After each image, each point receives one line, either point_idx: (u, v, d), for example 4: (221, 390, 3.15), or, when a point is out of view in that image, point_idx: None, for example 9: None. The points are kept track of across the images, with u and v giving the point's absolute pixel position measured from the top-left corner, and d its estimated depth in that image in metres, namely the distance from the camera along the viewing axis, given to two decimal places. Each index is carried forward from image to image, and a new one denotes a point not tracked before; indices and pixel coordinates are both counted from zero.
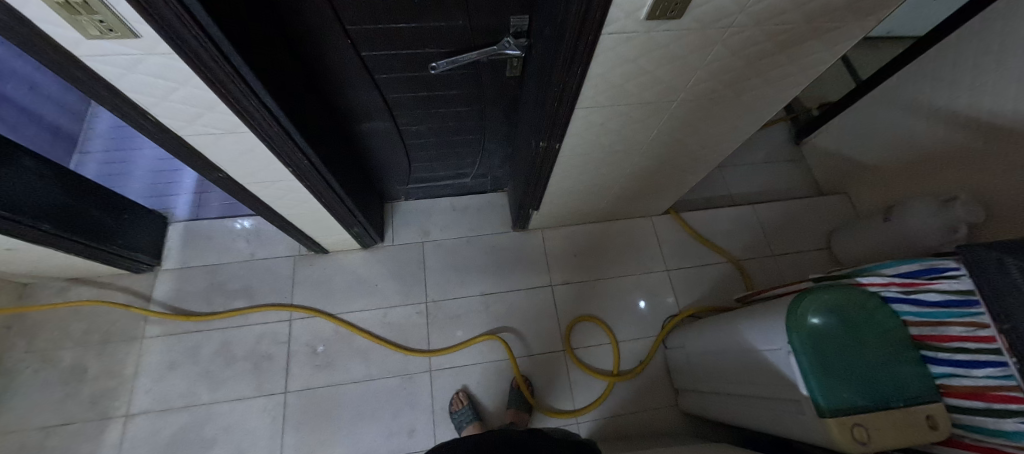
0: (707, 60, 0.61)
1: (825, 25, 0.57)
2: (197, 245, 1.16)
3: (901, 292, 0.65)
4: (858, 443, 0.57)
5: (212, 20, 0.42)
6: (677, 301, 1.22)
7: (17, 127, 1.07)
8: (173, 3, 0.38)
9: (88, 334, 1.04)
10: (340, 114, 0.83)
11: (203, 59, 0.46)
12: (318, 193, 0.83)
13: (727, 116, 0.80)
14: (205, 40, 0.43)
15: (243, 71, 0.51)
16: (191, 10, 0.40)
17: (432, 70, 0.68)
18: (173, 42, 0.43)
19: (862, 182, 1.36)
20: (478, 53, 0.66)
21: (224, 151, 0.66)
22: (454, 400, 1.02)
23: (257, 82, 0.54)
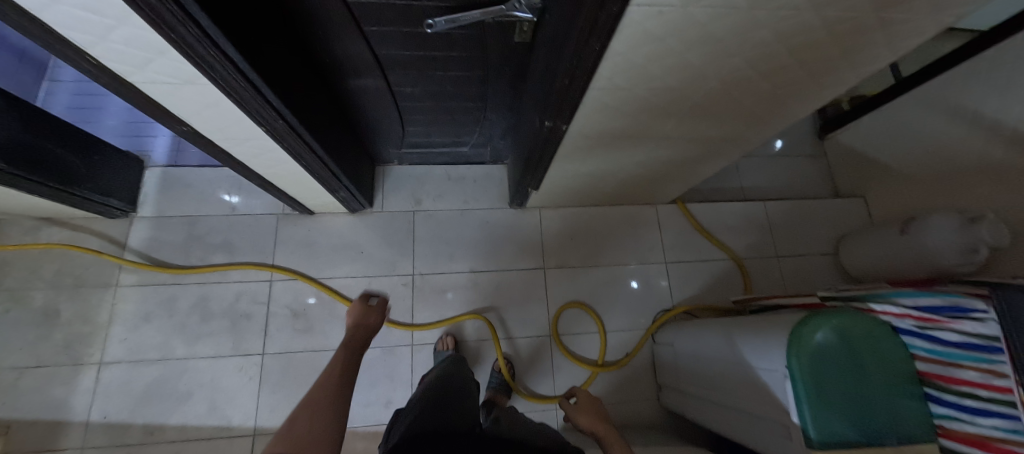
0: (748, 46, 0.52)
1: (895, 17, 0.48)
2: (174, 194, 1.09)
3: (915, 326, 0.62)
4: None
5: None
6: (672, 295, 1.18)
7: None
8: None
9: (60, 277, 1.00)
10: (324, 67, 0.73)
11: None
12: (297, 155, 0.76)
13: (756, 111, 0.71)
14: None
15: (197, 15, 0.42)
16: None
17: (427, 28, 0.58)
18: None
19: (884, 188, 1.28)
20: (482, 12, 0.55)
21: (185, 103, 0.57)
22: (443, 344, 1.03)
23: (216, 29, 0.45)
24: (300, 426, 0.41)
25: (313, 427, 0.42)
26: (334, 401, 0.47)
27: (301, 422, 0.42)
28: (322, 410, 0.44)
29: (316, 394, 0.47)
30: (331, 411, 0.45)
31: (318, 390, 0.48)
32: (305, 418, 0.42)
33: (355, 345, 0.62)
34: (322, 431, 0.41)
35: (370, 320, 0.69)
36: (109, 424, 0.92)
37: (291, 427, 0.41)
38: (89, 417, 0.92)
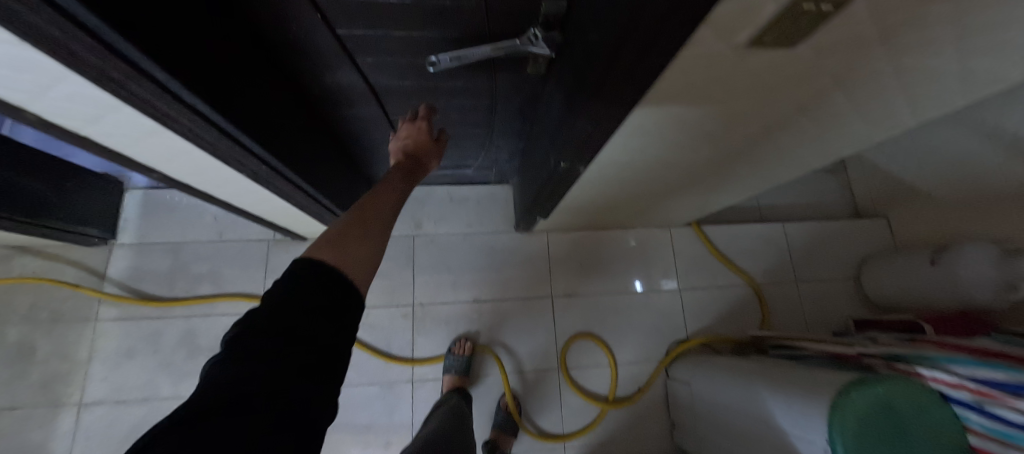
0: (803, 93, 0.45)
1: (977, 66, 0.41)
2: (157, 219, 1.02)
3: (972, 399, 0.55)
4: None
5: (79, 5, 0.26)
6: (686, 325, 1.12)
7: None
8: None
9: (34, 311, 0.93)
10: (315, 98, 0.66)
11: (75, 53, 0.30)
12: (286, 195, 0.68)
13: (793, 150, 0.64)
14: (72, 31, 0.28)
15: (156, 73, 0.35)
16: None
17: (431, 65, 0.51)
18: (22, 36, 0.27)
19: (910, 211, 1.22)
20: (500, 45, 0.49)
21: (152, 152, 0.50)
22: (459, 345, 1.00)
23: (182, 86, 0.37)
24: (343, 250, 0.38)
25: (351, 254, 0.38)
26: (381, 232, 0.42)
27: (345, 243, 0.38)
28: (365, 238, 0.40)
29: (366, 218, 0.42)
30: (375, 243, 0.41)
31: (369, 212, 0.43)
32: (350, 237, 0.39)
33: (412, 173, 0.56)
34: (357, 261, 0.38)
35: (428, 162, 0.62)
36: None
37: (334, 246, 0.37)
38: None
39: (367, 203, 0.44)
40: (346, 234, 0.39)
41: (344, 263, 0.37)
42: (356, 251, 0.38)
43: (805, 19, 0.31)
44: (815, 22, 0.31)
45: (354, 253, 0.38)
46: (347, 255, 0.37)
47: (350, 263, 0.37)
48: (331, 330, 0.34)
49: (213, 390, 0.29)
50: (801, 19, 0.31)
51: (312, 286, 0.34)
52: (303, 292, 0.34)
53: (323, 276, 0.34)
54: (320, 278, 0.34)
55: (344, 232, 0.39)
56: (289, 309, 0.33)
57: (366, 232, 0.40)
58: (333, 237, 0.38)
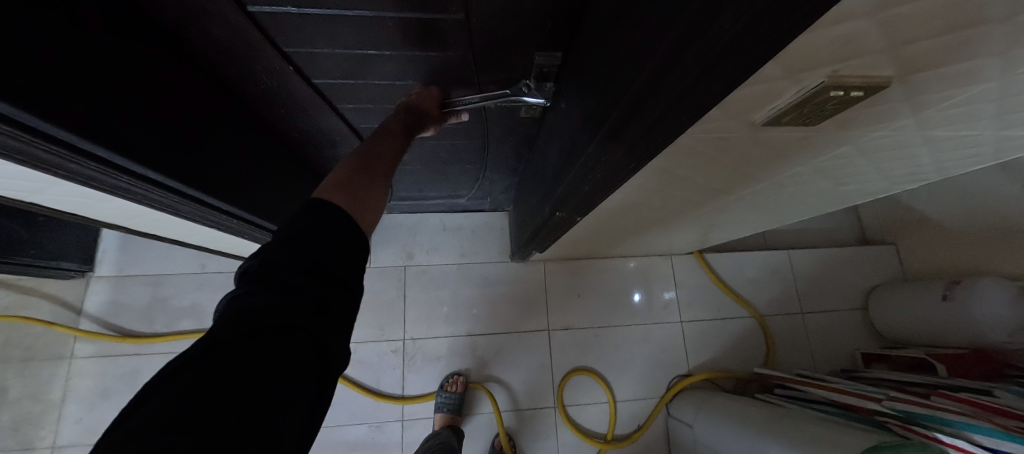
0: (819, 158, 0.41)
1: (1016, 133, 0.38)
2: (136, 250, 0.97)
3: None
4: None
5: None
6: (688, 359, 1.08)
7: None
8: None
9: (6, 349, 0.89)
10: (295, 141, 0.62)
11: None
12: (263, 241, 0.64)
13: (803, 198, 0.60)
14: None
15: (96, 150, 0.31)
16: None
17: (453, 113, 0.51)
18: None
19: (919, 239, 1.18)
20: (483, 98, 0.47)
21: (111, 212, 0.46)
22: (452, 382, 0.96)
23: (130, 158, 0.34)
24: (354, 191, 0.36)
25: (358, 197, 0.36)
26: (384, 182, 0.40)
27: (351, 186, 0.36)
28: (370, 184, 0.38)
29: (368, 170, 0.39)
30: (378, 190, 0.38)
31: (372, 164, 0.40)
32: (358, 180, 0.37)
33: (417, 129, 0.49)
34: (364, 204, 0.36)
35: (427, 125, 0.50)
36: None
37: (347, 184, 0.36)
38: None
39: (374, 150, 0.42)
40: (350, 179, 0.37)
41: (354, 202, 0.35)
42: (365, 193, 0.36)
43: (831, 103, 0.27)
44: (846, 104, 0.27)
45: (365, 197, 0.36)
46: (357, 193, 0.36)
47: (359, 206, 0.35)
48: (350, 267, 0.31)
49: (225, 329, 0.26)
50: (825, 105, 0.27)
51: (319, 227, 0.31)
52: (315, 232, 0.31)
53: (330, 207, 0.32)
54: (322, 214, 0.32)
55: (350, 176, 0.37)
56: (301, 249, 0.29)
57: (373, 178, 0.39)
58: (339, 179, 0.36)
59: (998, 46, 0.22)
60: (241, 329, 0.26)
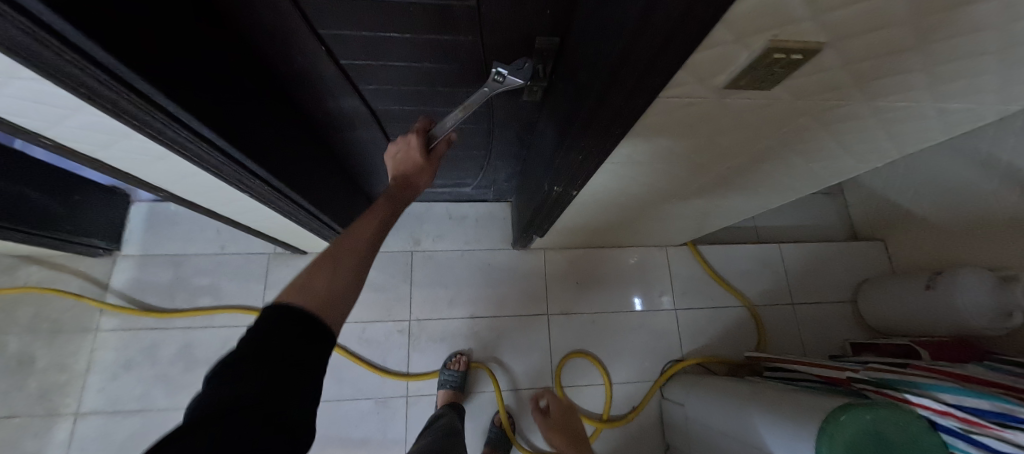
0: (785, 129, 0.46)
1: (954, 106, 0.43)
2: (161, 232, 1.04)
3: (960, 426, 0.55)
4: None
5: (105, 52, 0.29)
6: (682, 345, 1.12)
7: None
8: (22, 24, 0.24)
9: (36, 320, 0.95)
10: (318, 124, 0.69)
11: (91, 88, 0.32)
12: (287, 213, 0.70)
13: (780, 178, 0.66)
14: (97, 73, 0.30)
15: (166, 104, 0.37)
16: (64, 35, 0.26)
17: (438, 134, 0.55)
18: (46, 72, 0.29)
19: (905, 234, 1.23)
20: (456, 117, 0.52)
21: (159, 174, 0.52)
22: (453, 360, 1.01)
23: (193, 117, 0.39)
24: (312, 290, 0.40)
25: (321, 295, 0.40)
26: (350, 273, 0.43)
27: (313, 288, 0.40)
28: (335, 277, 0.42)
29: (335, 262, 0.43)
30: (344, 281, 0.42)
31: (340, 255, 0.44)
32: (320, 274, 0.41)
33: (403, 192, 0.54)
34: (325, 300, 0.40)
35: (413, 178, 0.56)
36: None
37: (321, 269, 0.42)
38: None
39: (346, 239, 0.46)
40: (313, 277, 0.41)
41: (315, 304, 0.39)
42: (326, 288, 0.40)
43: (776, 66, 0.32)
44: (790, 67, 0.33)
45: (327, 295, 0.40)
46: (318, 294, 0.40)
47: (320, 306, 0.39)
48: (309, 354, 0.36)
49: (200, 413, 0.31)
50: (772, 69, 0.33)
51: (282, 331, 0.36)
52: (286, 331, 0.36)
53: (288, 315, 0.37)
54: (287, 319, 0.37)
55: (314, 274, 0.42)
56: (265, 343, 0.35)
57: (338, 268, 0.43)
58: (304, 278, 0.41)
59: (901, 13, 0.28)
60: (214, 414, 0.31)
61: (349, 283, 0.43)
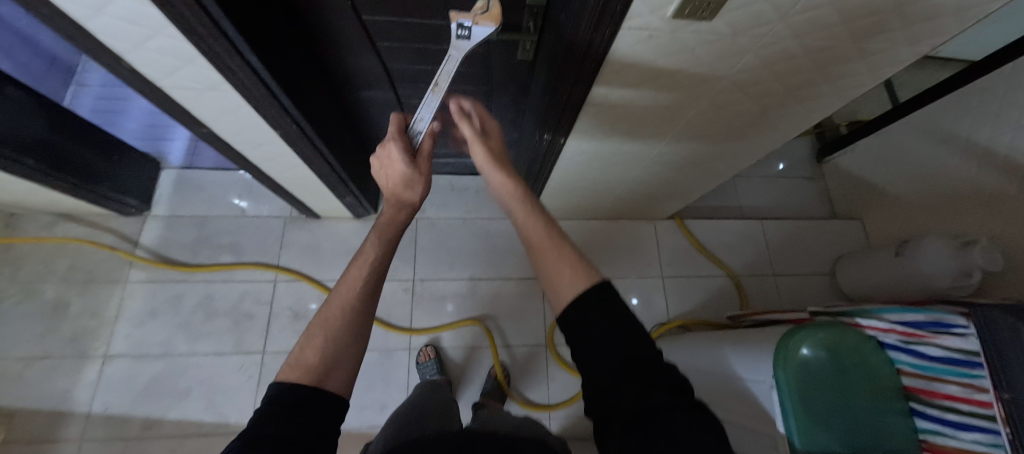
0: (735, 69, 0.55)
1: (873, 47, 0.51)
2: (188, 195, 1.13)
3: (900, 341, 0.61)
4: None
5: None
6: (668, 310, 1.20)
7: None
8: None
9: (72, 271, 1.03)
10: (337, 81, 0.78)
11: (179, 12, 0.41)
12: (308, 159, 0.79)
13: (745, 131, 0.74)
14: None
15: (223, 25, 0.45)
16: None
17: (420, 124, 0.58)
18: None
19: (879, 212, 1.30)
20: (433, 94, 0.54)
21: (205, 108, 0.61)
22: (421, 354, 1.05)
23: (241, 38, 0.48)
24: (307, 359, 0.41)
25: (323, 364, 0.41)
26: (350, 329, 0.44)
27: (312, 357, 0.41)
28: (336, 339, 0.43)
29: (333, 321, 0.44)
30: (343, 338, 0.43)
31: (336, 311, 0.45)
32: (315, 341, 0.42)
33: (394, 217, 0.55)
34: (331, 366, 0.41)
35: (405, 194, 0.57)
36: (109, 417, 0.94)
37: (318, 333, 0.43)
38: (91, 409, 0.94)
39: (343, 290, 0.47)
40: (312, 344, 0.42)
41: (318, 373, 0.40)
42: (327, 354, 0.42)
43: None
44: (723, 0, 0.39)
45: (326, 362, 0.41)
46: (320, 361, 0.41)
47: (323, 373, 0.40)
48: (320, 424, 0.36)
49: None
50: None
51: (292, 407, 0.36)
52: (294, 403, 0.36)
53: (303, 400, 0.37)
54: (300, 406, 0.36)
55: (316, 339, 0.42)
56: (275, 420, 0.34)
57: (330, 334, 0.43)
58: (306, 343, 0.42)
59: None
60: None
61: (347, 339, 0.44)
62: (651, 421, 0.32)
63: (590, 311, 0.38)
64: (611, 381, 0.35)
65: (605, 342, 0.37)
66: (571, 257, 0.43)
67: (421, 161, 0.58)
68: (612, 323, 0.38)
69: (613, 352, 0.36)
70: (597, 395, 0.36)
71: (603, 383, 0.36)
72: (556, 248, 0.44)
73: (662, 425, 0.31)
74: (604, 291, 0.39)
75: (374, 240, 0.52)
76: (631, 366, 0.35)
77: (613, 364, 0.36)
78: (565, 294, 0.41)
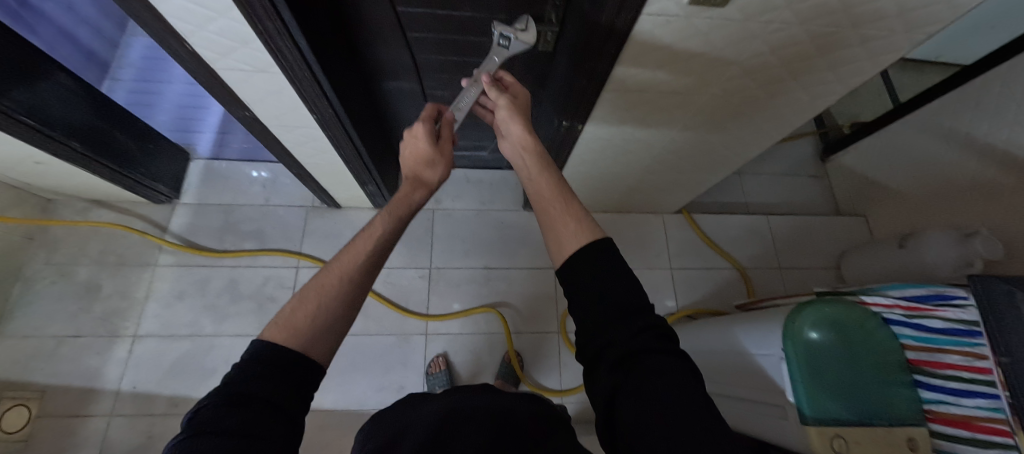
0: (745, 55, 0.59)
1: (872, 33, 0.55)
2: (215, 184, 1.18)
3: (904, 315, 0.63)
4: (834, 435, 0.57)
5: None
6: (676, 300, 1.23)
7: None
8: None
9: (104, 255, 1.08)
10: (366, 70, 0.84)
11: None
12: (339, 145, 0.84)
13: (752, 118, 0.78)
14: None
15: (280, 8, 0.50)
16: None
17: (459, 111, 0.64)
18: None
19: (882, 207, 1.33)
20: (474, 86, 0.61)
21: (252, 89, 0.66)
22: (432, 364, 1.06)
23: (293, 21, 0.53)
24: (297, 323, 0.40)
25: (310, 328, 0.40)
26: (343, 299, 0.43)
27: (302, 319, 0.40)
28: (328, 306, 0.41)
29: (329, 287, 0.43)
30: (335, 308, 0.42)
31: (335, 278, 0.43)
32: (308, 304, 0.41)
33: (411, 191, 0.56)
34: (317, 334, 0.40)
35: (426, 173, 0.59)
36: (137, 394, 0.97)
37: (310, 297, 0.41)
38: (120, 386, 0.97)
39: (345, 258, 0.45)
40: (302, 308, 0.40)
41: (305, 339, 0.39)
42: (316, 320, 0.40)
43: None
44: None
45: (315, 329, 0.40)
46: (309, 326, 0.40)
47: (309, 339, 0.39)
48: (297, 388, 0.36)
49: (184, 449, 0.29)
50: None
51: (271, 365, 0.36)
52: (275, 362, 0.36)
53: (292, 364, 0.37)
54: (288, 366, 0.36)
55: (307, 302, 0.41)
56: (252, 380, 0.34)
57: (325, 298, 0.42)
58: (296, 305, 0.41)
59: None
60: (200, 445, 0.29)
61: (343, 306, 0.43)
62: (644, 363, 0.35)
63: (590, 260, 0.40)
64: (607, 323, 0.37)
65: (603, 289, 0.39)
66: (577, 216, 0.45)
67: (445, 144, 0.61)
68: (614, 282, 0.39)
69: (610, 299, 0.38)
70: (589, 336, 0.38)
71: (596, 326, 0.38)
72: (564, 203, 0.47)
73: (654, 366, 0.35)
74: (607, 246, 0.41)
75: (386, 213, 0.50)
76: (627, 314, 0.37)
77: (609, 308, 0.38)
78: (569, 247, 0.43)
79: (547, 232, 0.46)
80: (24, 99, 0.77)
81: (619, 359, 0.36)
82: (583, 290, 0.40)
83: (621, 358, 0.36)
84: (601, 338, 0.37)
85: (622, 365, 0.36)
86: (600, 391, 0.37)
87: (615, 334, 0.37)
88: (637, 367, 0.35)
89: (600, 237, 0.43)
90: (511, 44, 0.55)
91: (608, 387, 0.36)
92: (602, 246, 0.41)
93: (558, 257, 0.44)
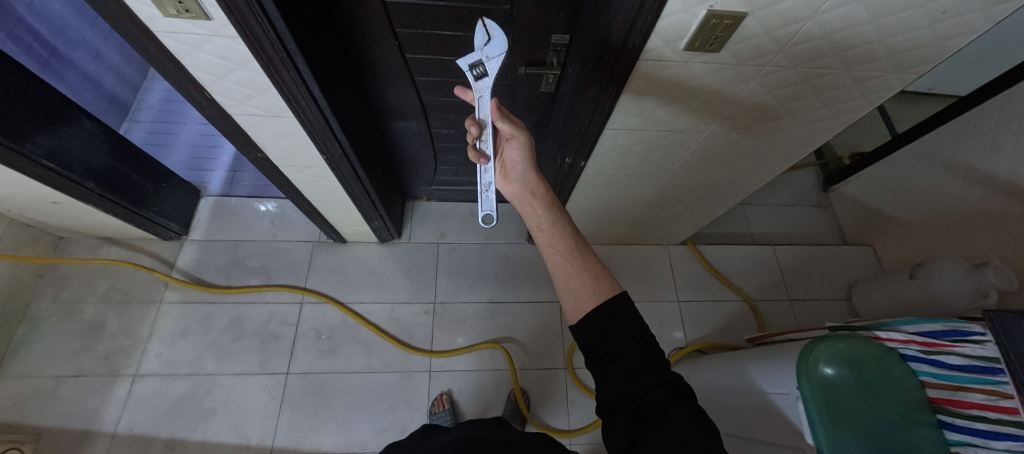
0: (741, 95, 0.62)
1: (865, 73, 0.57)
2: (223, 220, 1.21)
3: (920, 351, 0.62)
4: None
5: (278, 13, 0.45)
6: (686, 334, 1.20)
7: (11, 33, 0.97)
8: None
9: (111, 292, 1.08)
10: (377, 111, 0.88)
11: (262, 46, 0.49)
12: (347, 183, 0.86)
13: (752, 153, 0.80)
14: (270, 32, 0.46)
15: (296, 60, 0.53)
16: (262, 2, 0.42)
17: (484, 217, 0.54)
18: (240, 28, 0.45)
19: (888, 237, 1.31)
20: (487, 138, 0.53)
21: (265, 132, 0.69)
22: (437, 402, 1.03)
23: (308, 72, 0.56)
24: None
25: None
26: None
27: None
28: None
29: None
30: None
31: None
32: None
33: None
34: None
35: None
36: (134, 437, 0.94)
37: None
38: (117, 428, 0.94)
39: None
40: None
41: None
42: None
43: (718, 28, 0.46)
44: (727, 32, 0.47)
45: None
46: None
47: None
48: None
49: None
50: (715, 34, 0.47)
51: None
52: None
53: None
54: None
55: None
56: None
57: None
58: None
59: None
60: None
61: None
62: (660, 415, 0.34)
63: (606, 319, 0.41)
64: (623, 376, 0.38)
65: (621, 343, 0.39)
66: (593, 270, 0.46)
67: None
68: (632, 337, 0.40)
69: (628, 351, 0.39)
70: (607, 389, 0.38)
71: (613, 380, 0.38)
72: (580, 258, 0.47)
73: (670, 415, 0.34)
74: (620, 303, 0.42)
75: None
76: (645, 369, 0.38)
77: (627, 363, 0.38)
78: (587, 305, 0.43)
79: (565, 290, 0.46)
80: (47, 143, 0.80)
81: (635, 411, 0.36)
82: (599, 347, 0.40)
83: (637, 410, 0.36)
84: (615, 391, 0.37)
85: (638, 417, 0.35)
86: (618, 443, 0.36)
87: (628, 388, 0.37)
88: (652, 421, 0.34)
89: (616, 293, 0.44)
90: (487, 66, 0.50)
91: (625, 441, 0.35)
92: (620, 304, 0.41)
93: (574, 315, 0.45)
